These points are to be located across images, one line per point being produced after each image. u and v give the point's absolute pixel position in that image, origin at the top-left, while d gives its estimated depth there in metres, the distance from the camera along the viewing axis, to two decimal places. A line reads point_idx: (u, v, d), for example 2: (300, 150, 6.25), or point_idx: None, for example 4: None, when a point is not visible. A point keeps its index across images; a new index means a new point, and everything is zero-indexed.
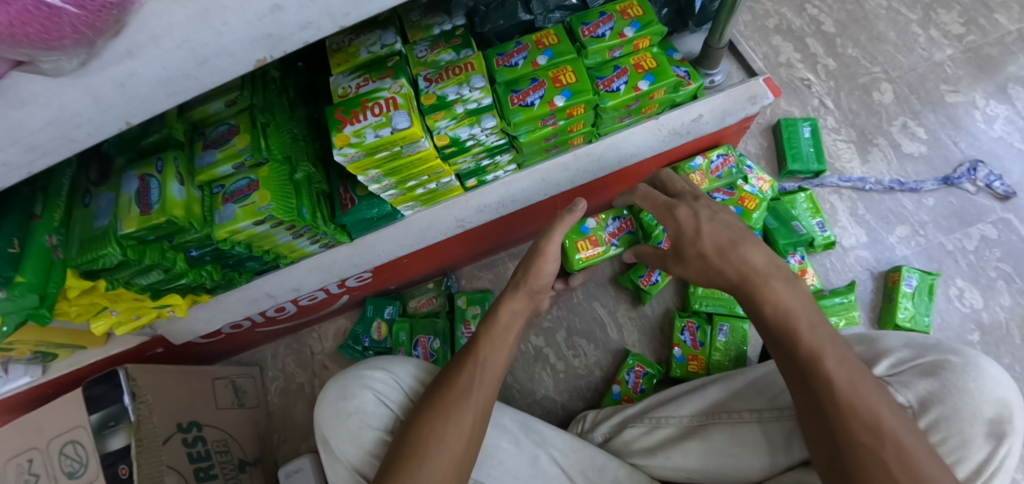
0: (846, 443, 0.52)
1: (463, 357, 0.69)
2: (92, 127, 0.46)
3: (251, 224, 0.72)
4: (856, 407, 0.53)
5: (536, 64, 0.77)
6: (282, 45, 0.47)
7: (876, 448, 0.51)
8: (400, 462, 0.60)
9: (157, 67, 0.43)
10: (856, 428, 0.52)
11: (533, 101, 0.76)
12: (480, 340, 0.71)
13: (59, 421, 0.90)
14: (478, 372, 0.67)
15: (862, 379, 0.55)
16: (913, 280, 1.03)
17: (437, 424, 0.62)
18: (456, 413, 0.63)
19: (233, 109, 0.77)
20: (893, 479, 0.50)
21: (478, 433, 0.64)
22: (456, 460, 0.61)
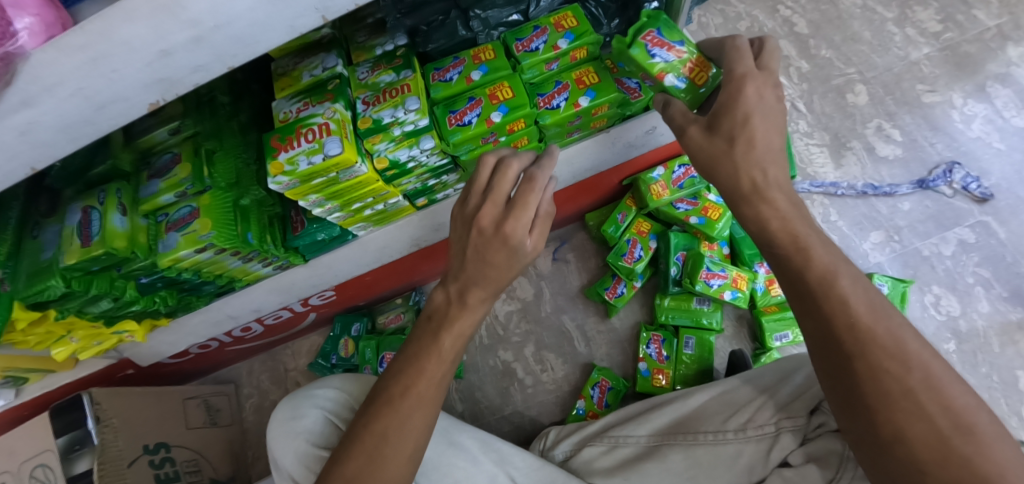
0: (862, 359, 0.45)
1: (407, 362, 0.57)
2: (1, 174, 0.47)
3: (193, 252, 0.73)
4: (895, 362, 0.44)
5: (470, 80, 0.77)
6: (176, 88, 0.47)
7: (922, 411, 0.42)
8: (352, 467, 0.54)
9: (55, 114, 0.44)
10: (893, 372, 0.44)
11: (470, 120, 0.75)
12: (436, 340, 0.56)
13: (29, 445, 0.90)
14: (428, 382, 0.56)
15: (899, 329, 0.46)
16: (885, 288, 1.00)
17: (370, 458, 0.54)
18: (386, 451, 0.54)
19: (177, 138, 0.77)
20: (916, 411, 0.43)
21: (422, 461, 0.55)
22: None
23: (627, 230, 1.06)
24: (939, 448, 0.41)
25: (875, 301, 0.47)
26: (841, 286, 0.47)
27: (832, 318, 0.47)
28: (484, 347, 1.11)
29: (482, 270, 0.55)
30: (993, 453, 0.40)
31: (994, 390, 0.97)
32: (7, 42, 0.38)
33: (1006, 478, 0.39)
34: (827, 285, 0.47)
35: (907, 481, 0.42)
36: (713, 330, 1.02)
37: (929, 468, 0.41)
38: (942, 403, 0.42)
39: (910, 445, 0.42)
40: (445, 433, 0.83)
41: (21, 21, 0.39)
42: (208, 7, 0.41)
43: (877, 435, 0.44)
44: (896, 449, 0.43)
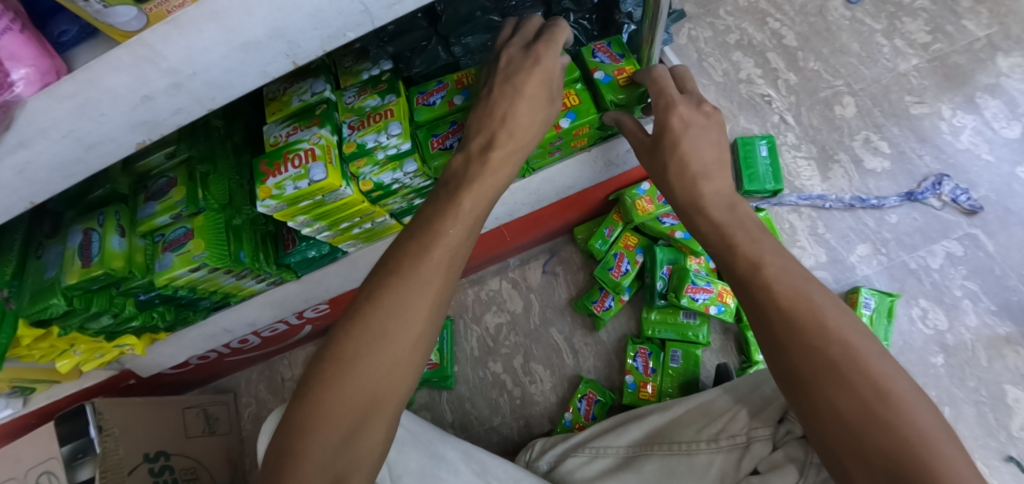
0: (783, 327, 0.47)
1: (422, 227, 0.54)
2: (2, 208, 0.51)
3: (187, 271, 0.77)
4: (817, 336, 0.46)
5: (451, 105, 0.79)
6: (160, 129, 0.51)
7: (846, 380, 0.43)
8: (346, 348, 0.47)
9: (49, 154, 0.47)
10: (816, 336, 0.46)
11: (452, 145, 0.79)
12: (456, 201, 0.56)
13: (35, 452, 0.95)
14: (445, 248, 0.53)
15: (823, 304, 0.48)
16: (871, 301, 1.01)
17: (371, 318, 0.48)
18: (395, 307, 0.49)
19: (172, 162, 0.81)
20: (838, 374, 0.43)
21: (434, 329, 0.51)
22: (395, 363, 0.48)
23: (614, 244, 1.08)
24: (864, 413, 0.41)
25: (805, 289, 0.49)
26: (768, 273, 0.51)
27: (760, 300, 0.50)
28: (473, 358, 1.14)
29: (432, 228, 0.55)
30: (912, 416, 0.40)
31: (982, 404, 0.97)
32: (4, 93, 0.40)
33: (926, 439, 0.39)
34: (754, 273, 0.52)
35: (839, 447, 0.42)
36: (701, 344, 1.04)
37: (856, 433, 0.41)
38: (855, 363, 0.44)
39: (838, 413, 0.42)
40: (428, 445, 0.86)
41: (18, 72, 0.41)
42: (185, 56, 0.45)
43: (806, 402, 0.45)
44: (820, 411, 0.43)
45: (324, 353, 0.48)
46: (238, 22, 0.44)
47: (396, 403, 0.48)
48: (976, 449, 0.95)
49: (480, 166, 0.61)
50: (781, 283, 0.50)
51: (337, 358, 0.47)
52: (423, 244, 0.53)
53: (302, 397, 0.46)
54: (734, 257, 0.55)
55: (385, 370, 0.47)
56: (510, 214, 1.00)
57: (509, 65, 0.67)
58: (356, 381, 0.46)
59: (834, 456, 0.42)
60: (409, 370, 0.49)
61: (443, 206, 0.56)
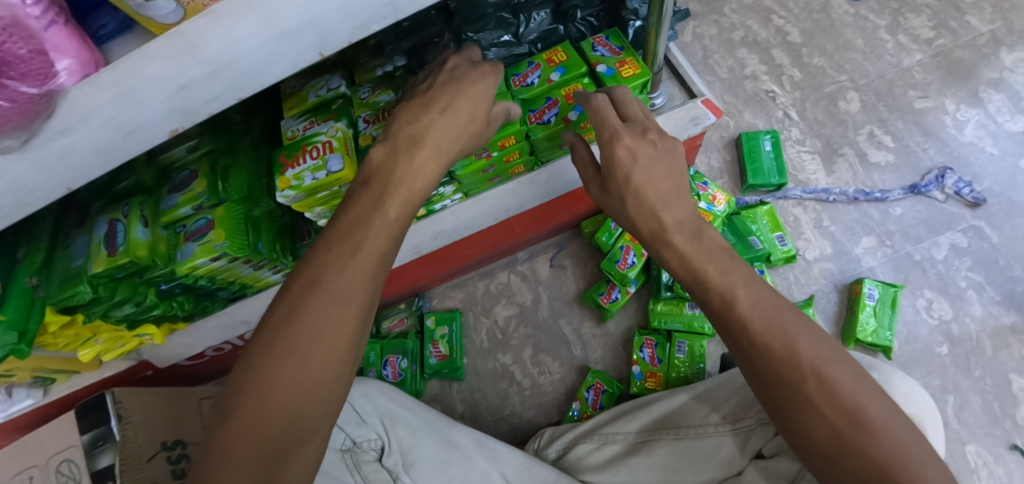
0: (765, 365, 0.51)
1: (343, 235, 0.55)
2: (41, 193, 0.53)
3: (209, 260, 0.79)
4: (791, 372, 0.50)
5: None
6: (193, 117, 0.53)
7: (821, 413, 0.48)
8: (267, 365, 0.48)
9: (89, 140, 0.50)
10: (795, 375, 0.49)
11: None
12: (382, 207, 0.56)
13: (56, 441, 0.98)
14: (366, 259, 0.54)
15: (797, 334, 0.51)
16: (876, 292, 1.02)
17: (292, 333, 0.49)
18: (310, 331, 0.49)
19: (195, 155, 0.85)
20: (819, 412, 0.48)
21: (357, 342, 0.52)
22: (320, 375, 0.49)
23: (621, 237, 1.10)
24: (838, 442, 0.47)
25: (778, 321, 0.52)
26: (742, 309, 0.53)
27: (737, 335, 0.53)
28: (483, 350, 1.15)
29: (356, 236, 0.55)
30: (882, 443, 0.46)
31: (987, 393, 0.98)
32: (51, 82, 0.43)
33: (894, 462, 0.45)
34: (729, 309, 0.54)
35: (819, 466, 0.48)
36: (706, 334, 1.06)
37: (832, 459, 0.47)
38: (832, 397, 0.48)
39: (816, 441, 0.48)
40: (441, 432, 0.88)
41: (61, 63, 0.44)
42: (221, 47, 0.47)
43: (793, 436, 0.50)
44: (803, 444, 0.49)
45: (241, 379, 0.49)
46: (270, 14, 0.46)
47: (323, 414, 0.49)
48: (981, 437, 0.96)
49: (408, 160, 0.58)
50: (756, 316, 0.52)
51: (260, 372, 0.48)
52: (341, 261, 0.53)
53: (221, 426, 0.47)
54: (707, 294, 0.57)
55: (311, 383, 0.48)
56: (519, 207, 1.01)
57: (454, 69, 0.64)
58: (281, 396, 0.47)
59: (815, 472, 0.49)
60: (336, 382, 0.50)
61: (359, 220, 0.55)
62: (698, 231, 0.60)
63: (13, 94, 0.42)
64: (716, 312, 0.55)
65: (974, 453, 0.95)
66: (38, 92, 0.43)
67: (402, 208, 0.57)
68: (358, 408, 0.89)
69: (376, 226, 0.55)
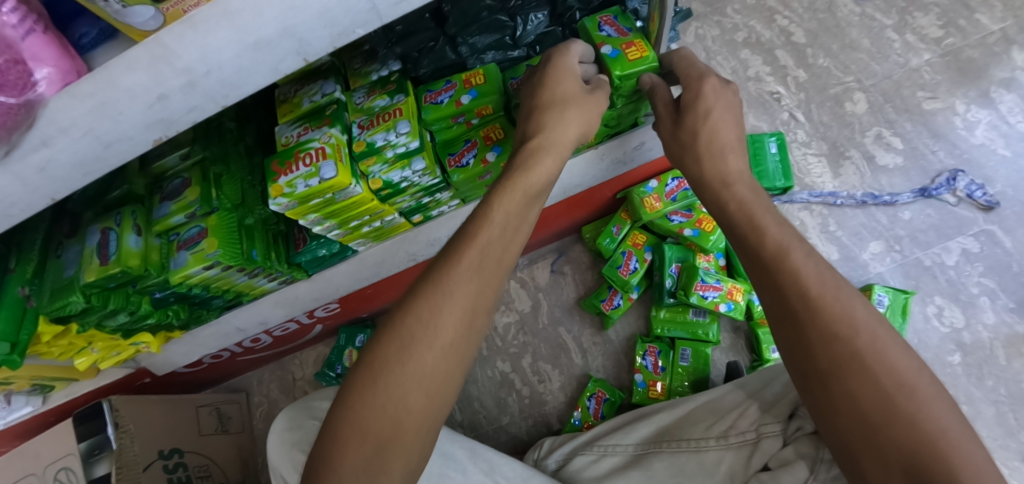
0: (810, 320, 0.48)
1: (457, 233, 0.54)
2: (25, 205, 0.52)
3: (201, 269, 0.78)
4: (844, 327, 0.46)
5: (459, 104, 0.79)
6: (175, 126, 0.52)
7: (868, 372, 0.44)
8: (373, 360, 0.47)
9: (69, 152, 0.49)
10: (845, 330, 0.46)
11: (468, 161, 0.83)
12: (490, 202, 0.55)
13: (52, 450, 0.97)
14: (478, 252, 0.51)
15: (850, 296, 0.48)
16: (885, 299, 0.99)
17: (403, 324, 0.47)
18: (393, 379, 0.45)
19: (187, 163, 0.84)
20: (869, 370, 0.44)
21: (465, 342, 0.48)
22: (426, 371, 0.46)
23: (623, 243, 1.09)
24: (884, 407, 0.43)
25: (836, 280, 0.49)
26: (794, 260, 0.51)
27: (785, 287, 0.50)
28: (482, 358, 1.14)
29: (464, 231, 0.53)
30: (934, 412, 0.42)
31: (1001, 404, 0.95)
32: (30, 91, 0.43)
33: (945, 434, 0.40)
34: (779, 259, 0.51)
35: (858, 438, 0.43)
36: (711, 342, 1.03)
37: (876, 426, 0.43)
38: (882, 357, 0.45)
39: (860, 406, 0.44)
40: (437, 443, 0.87)
41: (40, 72, 0.43)
42: (199, 56, 0.46)
43: (834, 400, 0.45)
44: (843, 406, 0.45)
45: (353, 372, 0.48)
46: (249, 21, 0.45)
47: (430, 414, 0.46)
48: (995, 449, 0.93)
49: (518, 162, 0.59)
50: (809, 272, 0.50)
51: (371, 363, 0.47)
52: (434, 299, 0.48)
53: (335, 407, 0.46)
54: (761, 240, 0.54)
55: (415, 380, 0.46)
56: None
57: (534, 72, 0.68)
58: (387, 390, 0.45)
59: (847, 444, 0.44)
60: (446, 383, 0.47)
61: (450, 253, 0.51)
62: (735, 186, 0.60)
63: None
64: (765, 268, 0.52)
65: None
66: (17, 101, 0.42)
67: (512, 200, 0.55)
68: None
69: (470, 257, 0.50)
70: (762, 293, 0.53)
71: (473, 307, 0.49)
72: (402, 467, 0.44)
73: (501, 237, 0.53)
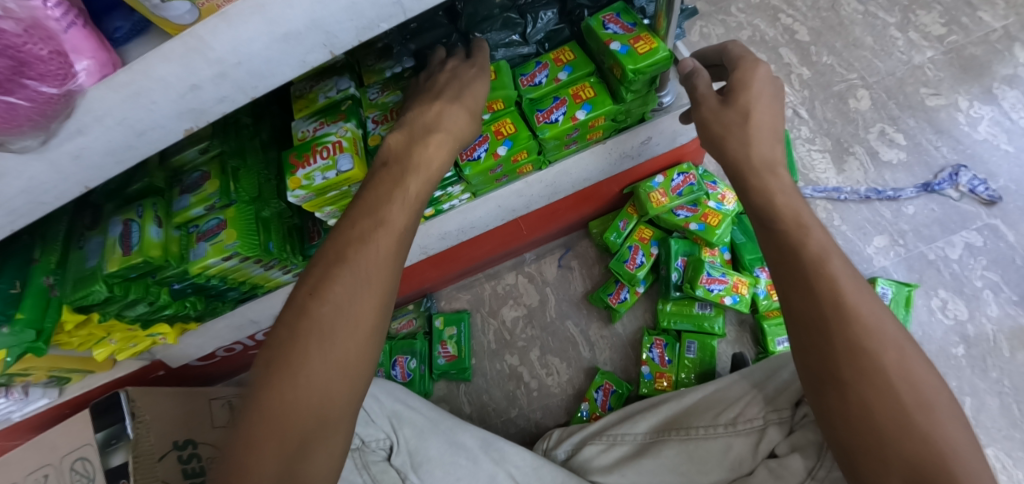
0: (839, 329, 0.48)
1: (365, 214, 0.54)
2: (58, 192, 0.54)
3: (220, 260, 0.80)
4: (873, 342, 0.47)
5: None
6: (204, 117, 0.54)
7: (891, 386, 0.46)
8: (289, 351, 0.47)
9: (104, 140, 0.51)
10: (872, 345, 0.47)
11: (480, 155, 0.83)
12: (401, 184, 0.57)
13: (70, 439, 0.99)
14: (389, 235, 0.53)
15: (880, 310, 0.49)
16: (889, 292, 1.00)
17: (320, 313, 0.48)
18: (313, 370, 0.46)
19: (205, 156, 0.86)
20: (892, 385, 0.46)
21: (382, 323, 0.51)
22: (346, 356, 0.47)
23: (629, 237, 1.10)
24: (901, 421, 0.44)
25: (872, 295, 0.50)
26: (832, 266, 0.51)
27: (822, 293, 0.49)
28: (491, 351, 1.16)
29: (372, 215, 0.54)
30: (946, 430, 0.44)
31: (1005, 395, 0.96)
32: (70, 82, 0.44)
33: (954, 453, 0.43)
34: (819, 264, 0.51)
35: (863, 446, 0.45)
36: (716, 335, 1.05)
37: (889, 439, 0.44)
38: (905, 373, 0.46)
39: (875, 418, 0.45)
40: (448, 432, 0.88)
41: (80, 64, 0.45)
42: (231, 47, 0.48)
43: (848, 410, 0.47)
44: (856, 417, 0.46)
45: (266, 364, 0.47)
46: (280, 13, 0.47)
47: (349, 400, 0.47)
48: (1000, 440, 0.94)
49: (422, 146, 0.61)
50: (846, 281, 0.50)
51: (289, 349, 0.47)
52: (343, 300, 0.49)
53: (251, 400, 0.45)
54: (804, 240, 0.53)
55: (337, 366, 0.47)
56: (526, 207, 1.01)
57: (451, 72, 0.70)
58: (307, 378, 0.46)
59: (849, 449, 0.46)
60: (364, 367, 0.49)
61: (363, 236, 0.52)
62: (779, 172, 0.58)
63: (33, 93, 0.42)
64: (803, 268, 0.51)
65: (992, 456, 0.93)
66: (58, 92, 0.44)
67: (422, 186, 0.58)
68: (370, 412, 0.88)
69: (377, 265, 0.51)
70: (785, 292, 0.52)
71: (389, 290, 0.52)
72: (325, 451, 0.45)
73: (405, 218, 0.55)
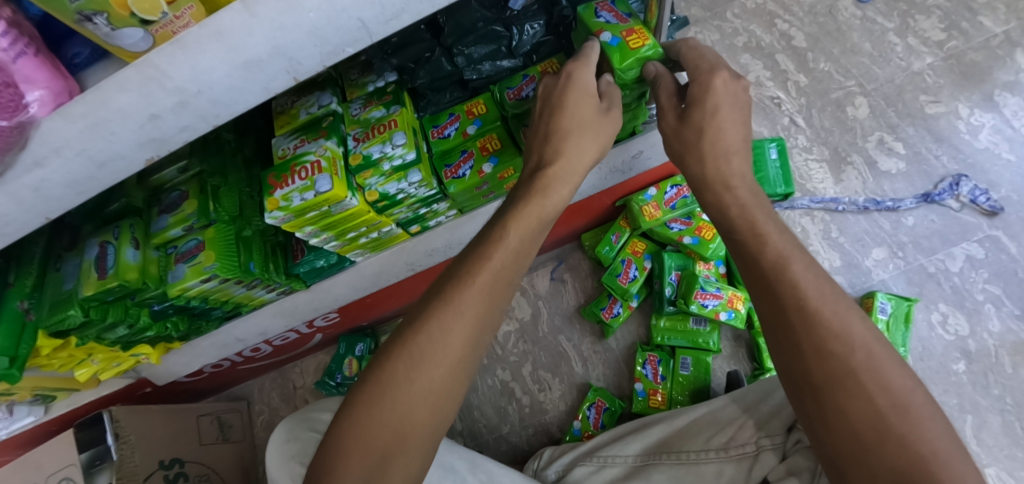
0: (806, 331, 0.46)
1: (468, 253, 0.53)
2: (20, 224, 0.53)
3: (199, 282, 0.78)
4: (840, 344, 0.44)
5: (466, 134, 0.83)
6: (168, 145, 0.52)
7: (864, 390, 0.43)
8: (378, 375, 0.47)
9: (63, 173, 0.49)
10: (841, 346, 0.44)
11: (465, 172, 0.82)
12: (503, 223, 0.54)
13: (54, 459, 0.97)
14: (491, 274, 0.51)
15: (849, 310, 0.46)
16: (887, 306, 0.98)
17: (412, 340, 0.48)
18: (399, 395, 0.46)
19: (185, 176, 0.84)
20: (862, 387, 0.43)
21: (472, 357, 0.49)
22: (431, 387, 0.47)
23: (622, 251, 1.08)
24: (878, 427, 0.41)
25: (838, 294, 0.47)
26: (795, 271, 0.49)
27: (784, 295, 0.48)
28: (482, 366, 1.14)
29: (475, 253, 0.52)
30: (927, 432, 0.41)
31: (1007, 413, 0.94)
32: (21, 113, 0.43)
33: (937, 456, 0.40)
34: (780, 268, 0.49)
35: (847, 456, 0.42)
36: (712, 351, 1.03)
37: (869, 446, 0.41)
38: (877, 374, 0.43)
39: (852, 423, 0.42)
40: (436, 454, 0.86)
41: (32, 94, 0.43)
42: (190, 76, 0.46)
43: (824, 417, 0.44)
44: (835, 424, 0.43)
45: (360, 383, 0.48)
46: (239, 41, 0.45)
47: (431, 429, 0.47)
48: (1002, 459, 0.91)
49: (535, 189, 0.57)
50: (808, 282, 0.48)
51: (379, 372, 0.47)
52: (440, 319, 0.48)
53: (342, 417, 0.47)
54: (762, 249, 0.51)
55: (422, 396, 0.46)
56: None
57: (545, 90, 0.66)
58: (394, 405, 0.45)
59: (834, 458, 0.43)
60: (450, 401, 0.48)
61: (461, 271, 0.51)
62: (735, 186, 0.57)
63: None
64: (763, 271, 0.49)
65: (993, 476, 0.91)
66: (8, 123, 0.42)
67: (525, 224, 0.54)
68: None
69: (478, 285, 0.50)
70: (755, 297, 0.51)
71: (483, 323, 0.50)
72: (404, 478, 0.45)
73: (511, 260, 0.53)
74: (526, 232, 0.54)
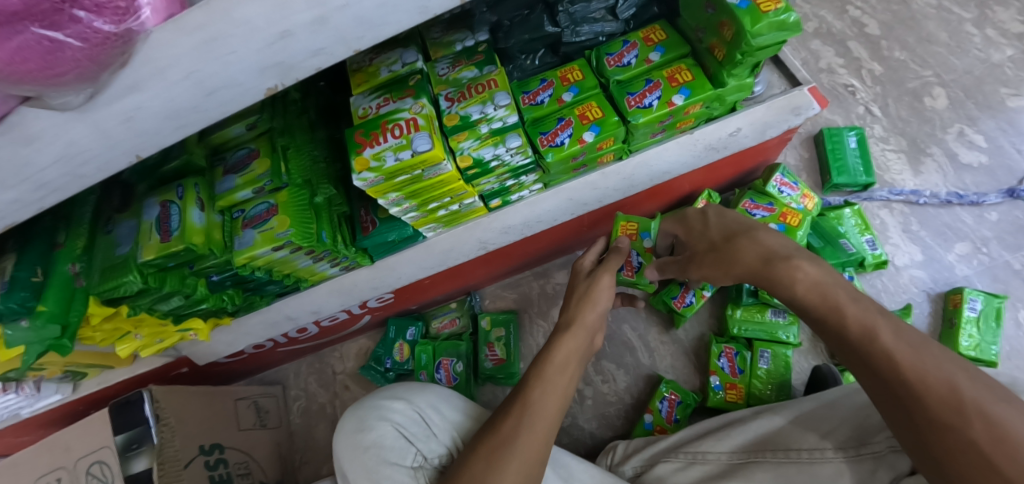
0: (915, 403, 0.48)
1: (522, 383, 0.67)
2: (102, 162, 0.45)
3: (269, 250, 0.71)
4: (950, 416, 0.46)
5: (561, 101, 0.76)
6: (292, 73, 0.45)
7: (988, 463, 0.43)
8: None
9: (164, 99, 0.42)
10: (949, 413, 0.46)
11: (563, 140, 0.75)
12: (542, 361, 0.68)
13: (85, 442, 0.87)
14: (542, 403, 0.64)
15: (955, 373, 0.47)
16: (977, 303, 0.94)
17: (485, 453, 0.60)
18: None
19: (253, 133, 0.77)
20: (984, 459, 0.44)
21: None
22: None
23: None
24: None
25: (919, 346, 0.49)
26: (883, 339, 0.51)
27: (879, 366, 0.51)
28: None
29: (527, 392, 0.65)
30: None
31: None
32: (130, 19, 0.35)
33: None
34: (867, 342, 0.52)
35: None
36: (791, 345, 0.97)
37: None
38: (1002, 444, 0.43)
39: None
40: None
41: None
42: None
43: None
44: None
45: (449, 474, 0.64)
46: None
47: None
48: None
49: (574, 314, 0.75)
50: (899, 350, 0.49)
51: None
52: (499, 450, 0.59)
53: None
54: (843, 319, 0.54)
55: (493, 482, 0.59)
56: (599, 201, 0.91)
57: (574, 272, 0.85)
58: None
59: None
60: None
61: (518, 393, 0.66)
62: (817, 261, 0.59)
63: (86, 29, 0.34)
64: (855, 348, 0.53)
65: None
66: (116, 30, 0.35)
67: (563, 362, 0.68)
68: (438, 430, 0.75)
69: (540, 420, 0.61)
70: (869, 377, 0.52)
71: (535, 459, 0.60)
72: None
73: (555, 395, 0.65)
74: (555, 374, 0.66)
